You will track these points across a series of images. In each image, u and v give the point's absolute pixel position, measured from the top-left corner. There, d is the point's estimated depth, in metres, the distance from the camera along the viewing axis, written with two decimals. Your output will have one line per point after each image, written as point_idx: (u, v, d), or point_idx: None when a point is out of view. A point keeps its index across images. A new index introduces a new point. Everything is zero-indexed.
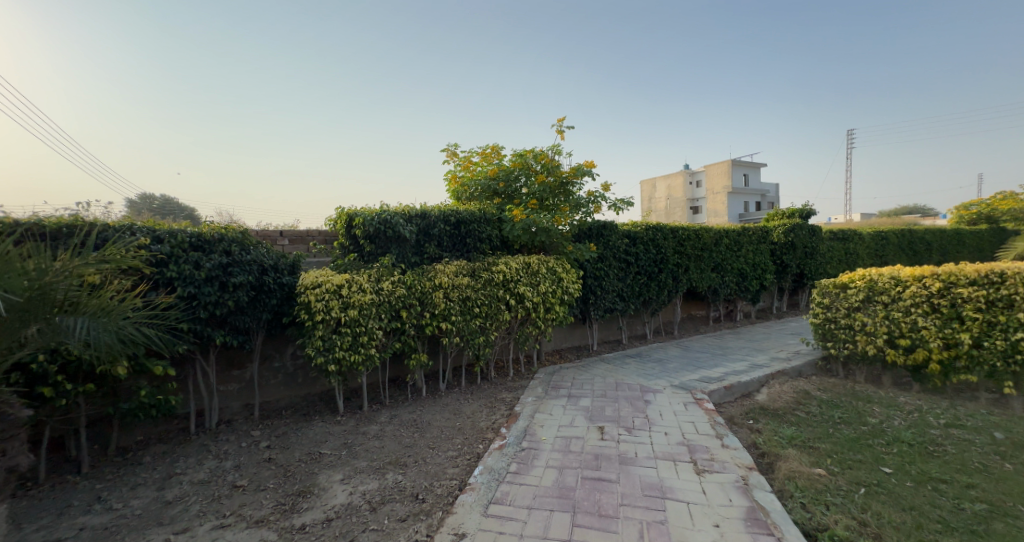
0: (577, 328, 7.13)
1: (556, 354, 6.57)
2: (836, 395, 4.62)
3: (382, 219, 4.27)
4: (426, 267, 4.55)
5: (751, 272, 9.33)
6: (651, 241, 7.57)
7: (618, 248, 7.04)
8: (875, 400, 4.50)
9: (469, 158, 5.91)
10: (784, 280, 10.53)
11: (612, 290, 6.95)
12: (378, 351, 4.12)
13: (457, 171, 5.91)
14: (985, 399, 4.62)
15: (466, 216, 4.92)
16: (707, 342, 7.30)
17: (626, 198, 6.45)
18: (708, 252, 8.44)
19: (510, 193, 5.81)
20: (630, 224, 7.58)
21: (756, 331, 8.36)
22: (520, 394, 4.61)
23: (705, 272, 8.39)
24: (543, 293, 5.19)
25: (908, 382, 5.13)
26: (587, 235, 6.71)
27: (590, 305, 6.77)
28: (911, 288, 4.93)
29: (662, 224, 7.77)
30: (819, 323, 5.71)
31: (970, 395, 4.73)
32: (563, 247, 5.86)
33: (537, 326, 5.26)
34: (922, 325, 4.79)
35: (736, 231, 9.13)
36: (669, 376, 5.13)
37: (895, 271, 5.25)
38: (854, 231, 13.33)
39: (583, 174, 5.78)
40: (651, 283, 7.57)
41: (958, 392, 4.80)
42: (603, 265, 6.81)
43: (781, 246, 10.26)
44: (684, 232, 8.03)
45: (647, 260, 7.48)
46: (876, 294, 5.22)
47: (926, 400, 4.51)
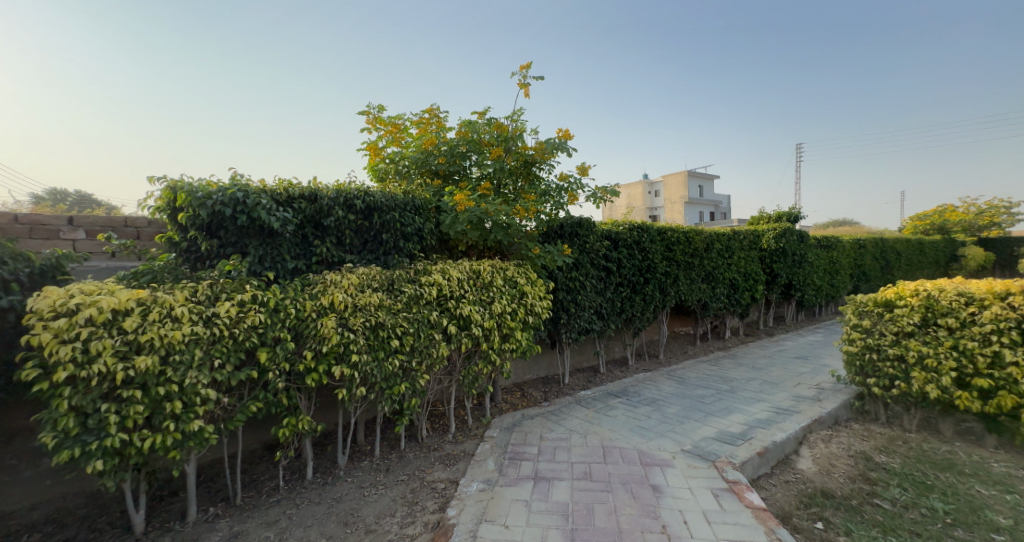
0: (545, 354, 5.67)
1: (517, 390, 5.05)
2: (921, 494, 3.27)
3: (229, 198, 2.56)
4: (309, 278, 2.84)
5: (742, 283, 8.26)
6: (635, 245, 6.19)
7: (597, 252, 5.60)
8: (957, 502, 3.23)
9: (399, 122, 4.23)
10: (772, 292, 9.51)
11: (588, 306, 5.50)
12: (203, 421, 2.22)
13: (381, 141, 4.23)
14: None
15: (382, 199, 3.21)
16: (704, 372, 6.00)
17: (610, 187, 4.99)
18: (699, 259, 7.20)
19: (455, 173, 4.22)
20: (609, 224, 6.19)
21: (753, 356, 7.17)
22: (460, 474, 2.95)
23: (694, 283, 7.14)
24: (498, 315, 3.62)
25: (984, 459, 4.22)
26: (559, 236, 5.23)
27: (560, 326, 5.30)
28: (989, 310, 4.52)
29: (648, 223, 6.40)
30: (859, 352, 5.30)
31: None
32: (528, 250, 4.33)
33: (489, 360, 3.68)
34: (1011, 360, 4.33)
35: (726, 237, 7.96)
36: (674, 437, 3.74)
37: (960, 287, 4.83)
38: (837, 238, 12.73)
39: (555, 150, 4.29)
40: (634, 296, 6.19)
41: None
42: (577, 274, 5.33)
43: (771, 253, 9.32)
44: (673, 235, 6.73)
45: (630, 268, 6.07)
46: (939, 315, 4.81)
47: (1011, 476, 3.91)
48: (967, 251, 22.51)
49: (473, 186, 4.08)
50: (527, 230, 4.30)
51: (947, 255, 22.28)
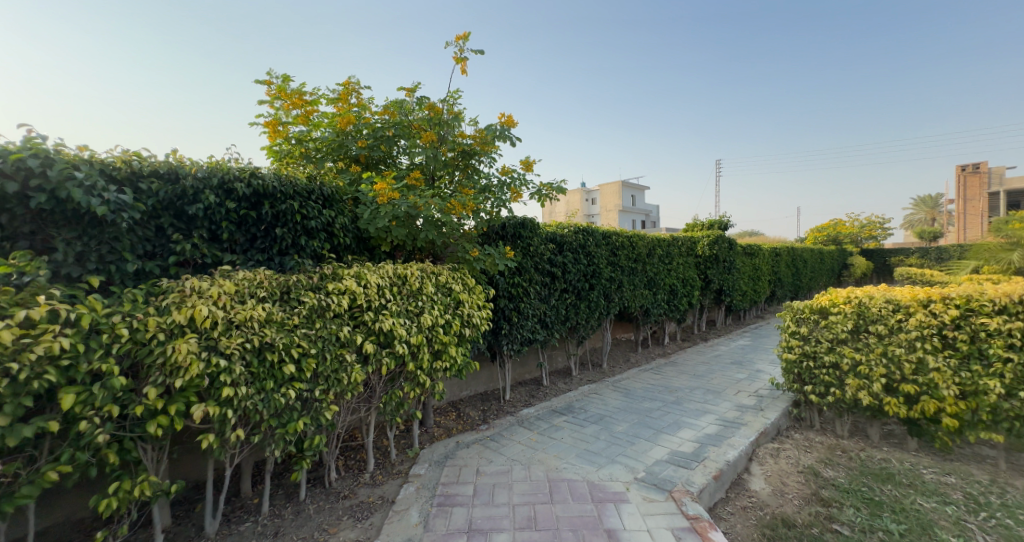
0: (484, 367, 5.17)
1: (453, 410, 4.50)
2: (873, 515, 3.12)
3: (11, 166, 1.90)
4: (157, 282, 2.21)
5: (680, 289, 8.29)
6: (581, 249, 5.86)
7: (541, 255, 5.18)
8: (908, 520, 3.11)
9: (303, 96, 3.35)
10: (706, 298, 9.69)
11: (531, 314, 5.08)
12: None
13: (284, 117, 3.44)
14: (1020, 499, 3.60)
15: (275, 183, 2.61)
16: (648, 382, 5.78)
17: (557, 184, 4.59)
18: (641, 264, 7.10)
19: (380, 160, 3.61)
20: (553, 225, 5.82)
21: (693, 363, 7.11)
22: (373, 533, 2.35)
23: (636, 289, 7.00)
24: (427, 328, 3.04)
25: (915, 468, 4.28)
26: (501, 238, 4.76)
27: (502, 337, 4.82)
28: (915, 318, 4.49)
29: (593, 226, 6.10)
30: (797, 360, 5.22)
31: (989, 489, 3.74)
32: (467, 252, 3.84)
33: (417, 382, 3.10)
34: (935, 367, 4.34)
35: (666, 242, 7.94)
36: (624, 464, 3.36)
37: (889, 293, 4.80)
38: (759, 247, 13.40)
39: (497, 139, 3.80)
40: (578, 303, 5.89)
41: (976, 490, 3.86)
42: (521, 280, 4.87)
43: (705, 259, 9.48)
44: (617, 239, 6.52)
45: (575, 273, 5.74)
46: (870, 322, 4.77)
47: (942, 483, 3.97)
48: (858, 260, 25.21)
49: (399, 174, 3.46)
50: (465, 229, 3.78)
51: (843, 263, 24.75)
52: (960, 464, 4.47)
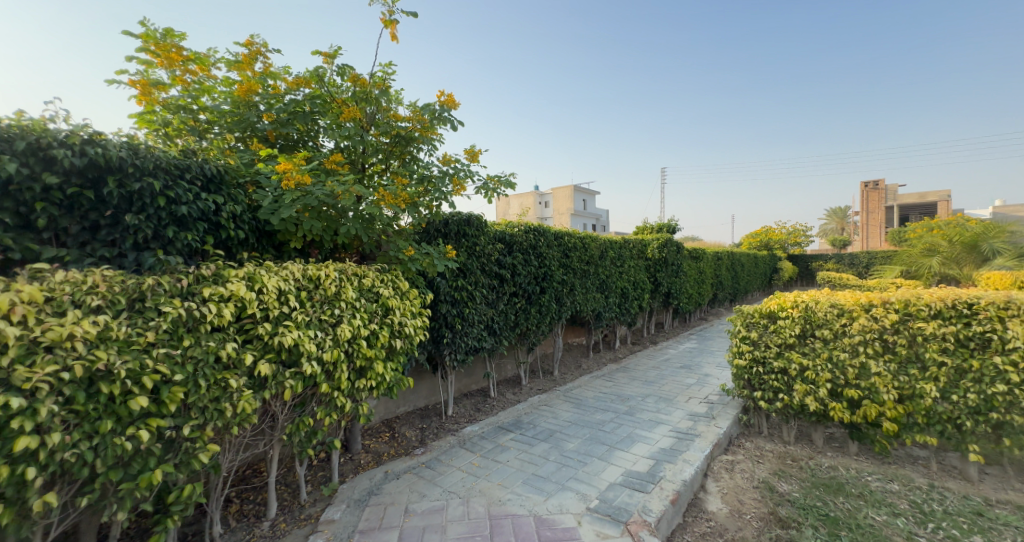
0: (424, 379, 4.71)
1: (387, 429, 4.01)
2: (833, 535, 2.94)
3: None
4: None
5: (630, 292, 8.20)
6: (532, 250, 5.49)
7: (488, 256, 4.76)
8: (866, 538, 2.94)
9: (183, 51, 2.68)
10: (655, 301, 9.68)
11: (478, 320, 4.67)
12: None
13: (157, 73, 2.73)
14: (965, 503, 3.56)
15: (123, 153, 2.09)
16: (599, 391, 5.53)
17: (506, 178, 4.19)
18: (593, 266, 6.92)
19: (297, 139, 3.06)
20: (503, 224, 5.42)
21: (643, 369, 6.95)
22: None
23: (588, 293, 6.77)
24: (345, 343, 2.54)
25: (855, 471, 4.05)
26: (444, 236, 4.31)
27: (444, 346, 4.37)
28: (859, 323, 4.33)
29: (544, 226, 5.77)
30: (746, 366, 4.93)
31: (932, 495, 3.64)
32: (402, 252, 3.37)
33: (335, 406, 2.60)
34: (877, 371, 4.19)
35: (617, 245, 7.79)
36: (574, 492, 3.01)
37: (833, 298, 4.64)
38: (703, 251, 13.71)
39: (437, 123, 3.38)
40: (528, 307, 5.54)
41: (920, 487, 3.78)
42: (466, 283, 4.43)
43: (654, 262, 9.45)
44: (569, 240, 6.24)
45: (525, 276, 5.38)
46: (816, 327, 4.57)
47: (886, 484, 3.82)
48: (786, 266, 26.92)
49: (316, 155, 2.92)
50: (396, 224, 3.33)
51: (775, 268, 26.29)
52: (898, 468, 4.29)
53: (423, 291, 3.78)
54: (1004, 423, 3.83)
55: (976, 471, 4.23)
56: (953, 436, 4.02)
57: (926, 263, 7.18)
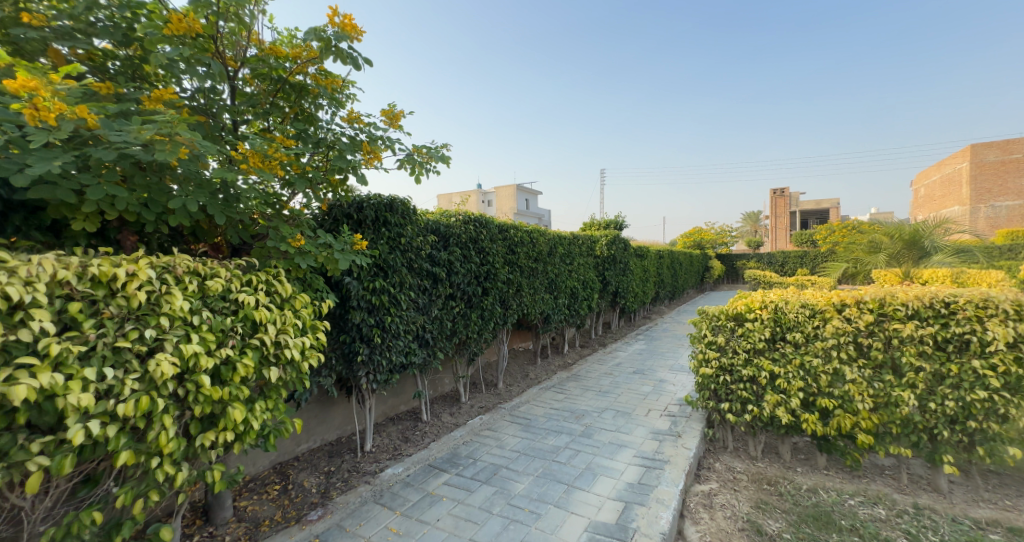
0: (337, 406, 3.83)
1: (280, 478, 3.13)
2: None
3: None
4: None
5: (579, 292, 7.64)
6: (471, 243, 4.65)
7: (417, 250, 3.87)
8: None
9: None
10: (604, 301, 9.19)
11: (404, 330, 3.79)
12: None
13: None
14: (957, 522, 3.10)
15: None
16: (549, 408, 4.83)
17: (438, 151, 3.32)
18: (542, 264, 6.25)
19: (112, 70, 2.19)
20: (439, 213, 4.53)
21: (596, 377, 6.35)
22: None
23: (534, 293, 6.08)
24: (163, 387, 1.63)
25: (829, 492, 3.42)
26: (358, 225, 3.39)
27: (359, 365, 3.49)
28: (832, 326, 3.78)
29: (487, 216, 4.94)
30: (712, 375, 4.35)
31: (916, 515, 3.14)
32: (288, 243, 2.46)
33: (155, 482, 1.68)
34: (852, 378, 3.67)
35: (566, 240, 7.16)
36: None
37: (805, 297, 4.10)
38: (647, 248, 13.56)
39: (330, 59, 2.52)
40: (468, 312, 4.72)
41: (896, 514, 3.14)
42: (388, 286, 3.52)
43: (603, 260, 8.94)
44: (515, 233, 5.47)
45: (464, 275, 4.54)
46: (786, 330, 4.04)
47: (866, 503, 3.28)
48: (715, 265, 28.24)
49: (130, 89, 2.04)
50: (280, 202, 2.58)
51: (707, 267, 27.36)
52: (872, 482, 3.77)
53: (329, 298, 2.89)
54: (978, 431, 3.39)
55: (945, 481, 3.62)
56: (925, 445, 3.56)
57: (871, 261, 6.70)
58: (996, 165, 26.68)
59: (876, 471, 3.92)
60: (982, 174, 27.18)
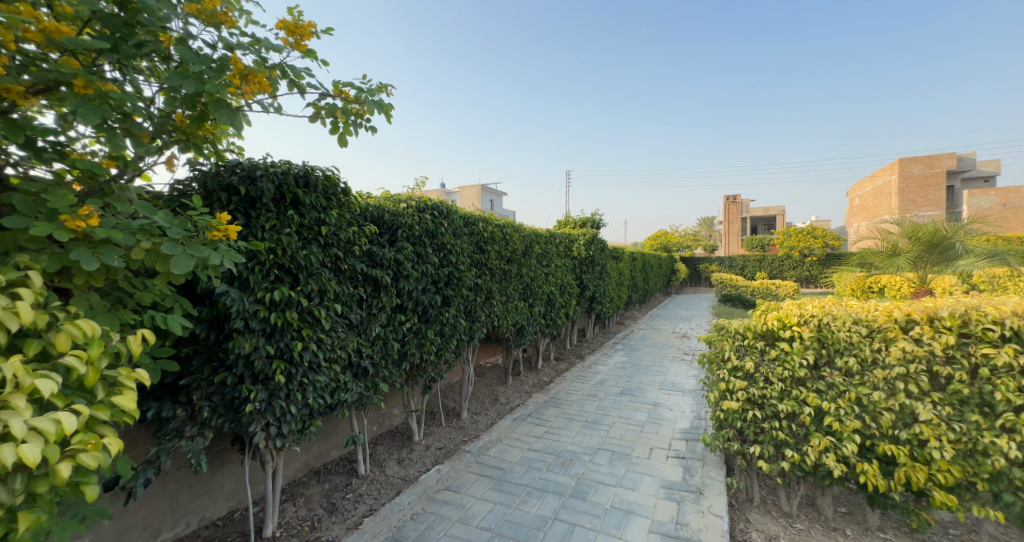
0: (225, 469, 2.68)
1: None
2: None
3: None
4: None
5: (556, 298, 6.66)
6: (426, 237, 3.51)
7: (347, 245, 2.73)
8: None
9: None
10: (581, 307, 8.24)
11: (324, 359, 2.64)
12: None
13: None
14: None
15: None
16: (527, 451, 3.85)
17: (372, 96, 2.15)
18: (516, 266, 5.23)
19: None
20: (385, 196, 3.38)
21: (578, 401, 5.37)
22: None
23: (506, 302, 5.04)
24: None
25: None
26: (249, 204, 2.24)
27: (247, 417, 2.30)
28: (898, 349, 2.94)
29: (448, 204, 3.82)
30: (738, 410, 3.45)
31: None
32: (62, 225, 1.32)
33: None
34: (927, 419, 2.82)
35: (543, 239, 6.16)
36: None
37: (856, 310, 3.26)
38: (620, 249, 12.79)
39: None
40: (422, 329, 3.58)
41: None
42: (296, 298, 2.36)
43: (580, 261, 8.00)
44: (483, 227, 4.39)
45: (416, 280, 3.40)
46: (836, 353, 3.19)
47: None
48: (680, 268, 28.25)
49: None
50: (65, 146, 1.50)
51: (673, 269, 27.24)
52: None
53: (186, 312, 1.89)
54: None
55: None
56: (1021, 506, 2.73)
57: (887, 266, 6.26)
58: (921, 178, 28.25)
59: (942, 532, 3.09)
60: (909, 187, 28.59)
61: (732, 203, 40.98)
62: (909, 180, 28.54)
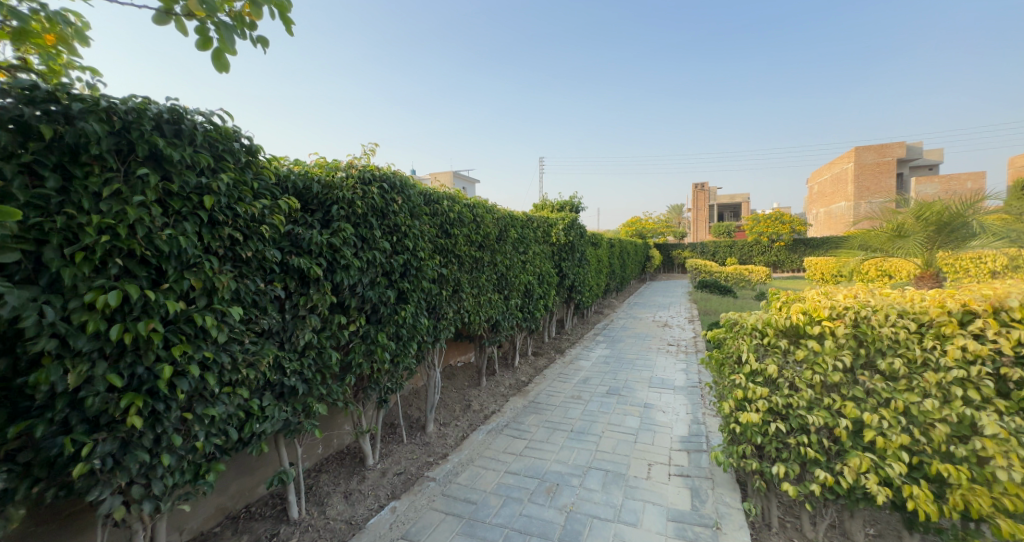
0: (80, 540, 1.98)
1: None
2: None
3: None
4: None
5: (534, 288, 6.01)
6: (369, 215, 2.69)
7: (253, 220, 1.93)
8: None
9: None
10: (560, 297, 7.66)
11: (222, 384, 1.85)
12: None
13: None
14: None
15: None
16: (506, 475, 3.21)
17: None
18: (488, 253, 4.53)
19: None
20: (321, 162, 2.61)
21: (562, 405, 4.79)
22: None
23: (478, 295, 4.36)
24: None
25: None
26: (69, 156, 1.44)
27: (83, 482, 1.51)
28: (957, 348, 2.63)
29: (404, 176, 3.05)
30: (759, 423, 2.96)
31: None
32: None
33: None
34: (993, 433, 2.51)
35: (519, 222, 5.48)
36: None
37: (900, 303, 2.93)
38: (598, 234, 12.22)
39: None
40: (371, 333, 2.81)
41: None
42: (157, 300, 1.57)
43: (560, 247, 7.38)
44: (448, 207, 3.66)
45: (360, 271, 2.64)
46: (877, 354, 2.85)
47: None
48: (655, 255, 28.14)
49: None
50: None
51: (647, 256, 27.04)
52: None
53: None
54: None
55: None
56: None
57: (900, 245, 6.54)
58: (874, 165, 28.89)
59: None
60: (862, 174, 29.25)
61: (698, 191, 41.23)
62: (862, 168, 29.25)
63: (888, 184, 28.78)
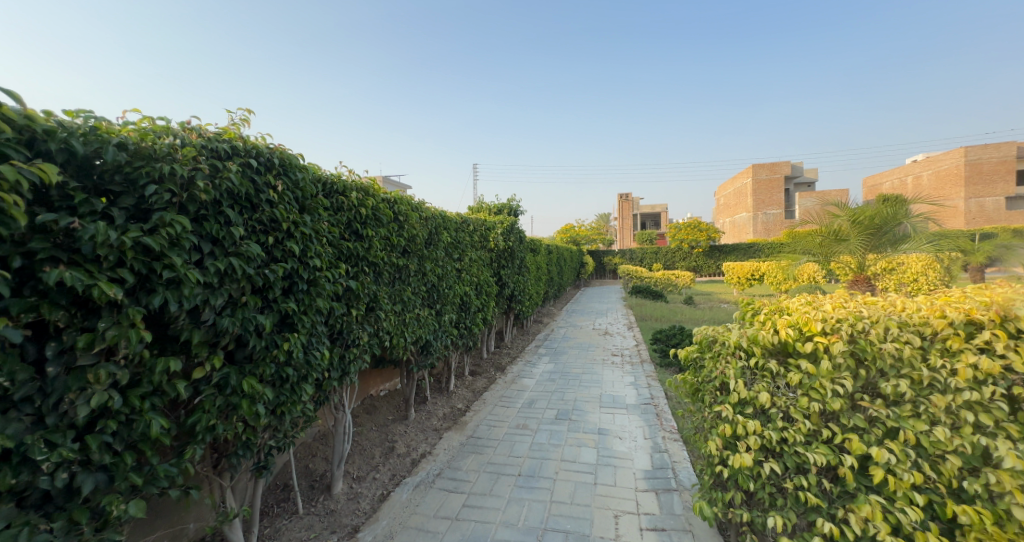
0: None
1: None
2: None
3: None
4: None
5: (470, 301, 5.23)
6: (228, 205, 1.82)
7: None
8: None
9: None
10: (499, 309, 6.93)
11: None
12: None
13: None
14: None
15: None
16: None
17: None
18: (412, 260, 3.69)
19: None
20: (146, 125, 1.71)
21: (506, 439, 4.04)
22: None
23: (401, 312, 3.52)
24: None
25: None
26: None
27: None
28: (970, 366, 2.13)
29: (292, 157, 2.21)
30: (752, 466, 2.40)
31: None
32: None
33: None
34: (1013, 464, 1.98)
35: (453, 225, 4.70)
36: None
37: (893, 313, 2.45)
38: (537, 240, 11.68)
39: None
40: (232, 381, 1.91)
41: None
42: None
43: (498, 253, 6.66)
44: (355, 199, 2.80)
45: (207, 289, 1.74)
46: (878, 375, 2.34)
47: None
48: (589, 261, 28.48)
49: None
50: None
51: (582, 262, 27.20)
52: None
53: None
54: None
55: None
56: None
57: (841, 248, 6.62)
58: (767, 182, 31.59)
59: None
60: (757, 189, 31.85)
61: (624, 200, 42.77)
62: (757, 184, 31.87)
63: (776, 197, 31.52)
